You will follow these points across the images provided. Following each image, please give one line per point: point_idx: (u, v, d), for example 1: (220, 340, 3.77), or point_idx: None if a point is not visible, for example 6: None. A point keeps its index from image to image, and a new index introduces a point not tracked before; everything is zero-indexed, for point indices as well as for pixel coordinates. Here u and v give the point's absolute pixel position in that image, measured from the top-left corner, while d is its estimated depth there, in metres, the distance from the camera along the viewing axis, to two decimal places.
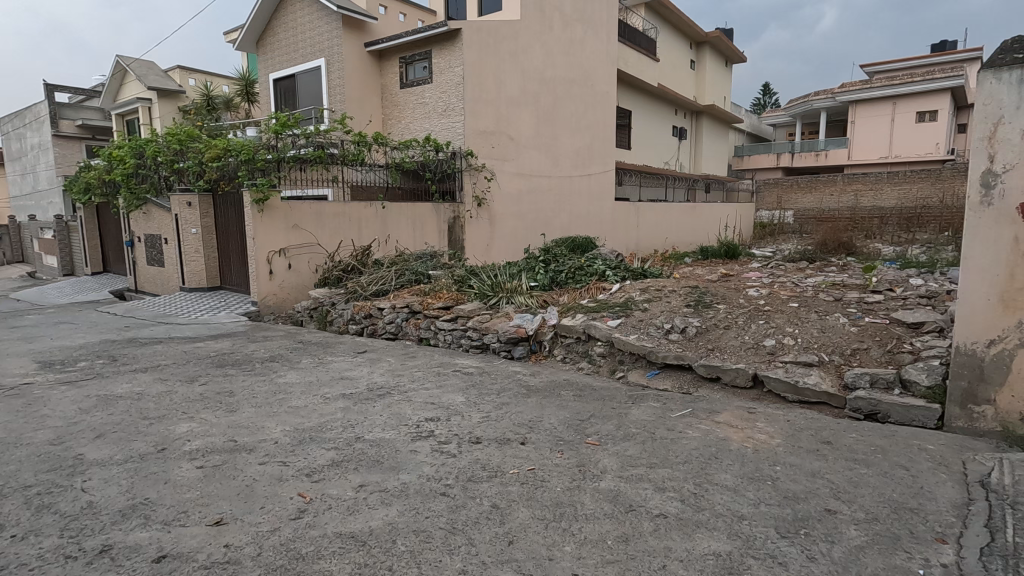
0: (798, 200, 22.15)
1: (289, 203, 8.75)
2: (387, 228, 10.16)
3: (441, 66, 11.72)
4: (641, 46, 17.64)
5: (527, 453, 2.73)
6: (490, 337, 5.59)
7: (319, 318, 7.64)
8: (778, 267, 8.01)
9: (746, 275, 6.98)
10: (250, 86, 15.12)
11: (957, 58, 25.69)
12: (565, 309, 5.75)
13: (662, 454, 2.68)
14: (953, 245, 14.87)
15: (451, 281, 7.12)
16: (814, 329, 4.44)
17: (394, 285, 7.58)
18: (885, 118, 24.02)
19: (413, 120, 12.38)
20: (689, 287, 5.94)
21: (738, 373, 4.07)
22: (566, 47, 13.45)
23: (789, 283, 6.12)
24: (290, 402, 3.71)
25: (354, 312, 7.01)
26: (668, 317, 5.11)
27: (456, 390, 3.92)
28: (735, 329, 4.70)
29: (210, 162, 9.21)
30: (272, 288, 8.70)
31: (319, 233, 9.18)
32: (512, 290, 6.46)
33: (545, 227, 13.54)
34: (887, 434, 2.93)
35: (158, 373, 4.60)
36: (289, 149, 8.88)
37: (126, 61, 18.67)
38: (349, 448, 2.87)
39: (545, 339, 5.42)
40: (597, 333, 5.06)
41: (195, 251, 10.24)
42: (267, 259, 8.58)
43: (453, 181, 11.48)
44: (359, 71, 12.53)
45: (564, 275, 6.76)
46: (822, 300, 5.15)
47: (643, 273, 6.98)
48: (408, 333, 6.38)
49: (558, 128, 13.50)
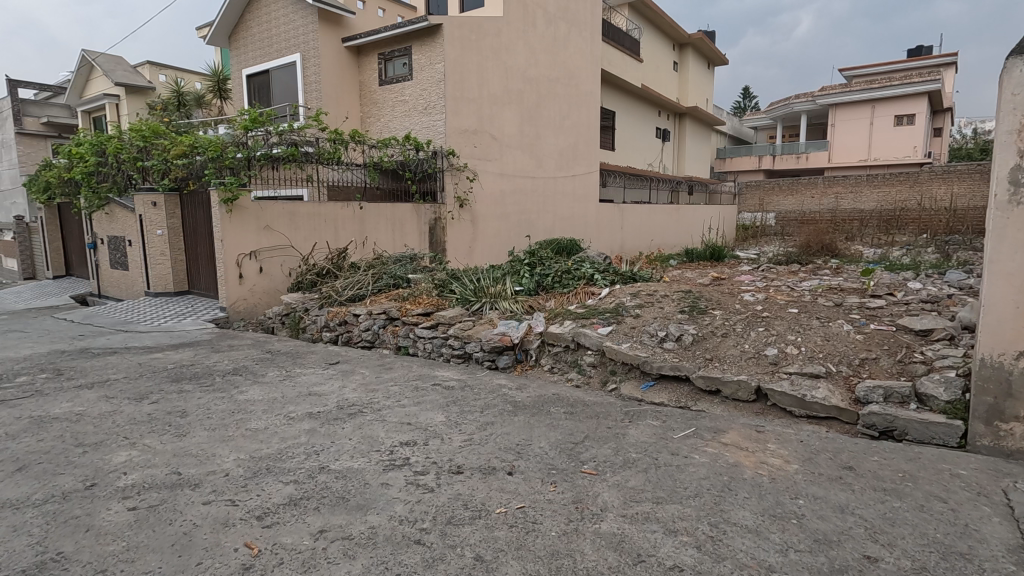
0: (779, 202, 22.22)
1: (260, 203, 8.30)
2: (365, 230, 9.75)
3: (421, 62, 11.34)
4: (625, 46, 17.47)
5: (515, 487, 2.39)
6: (472, 346, 5.22)
7: (292, 324, 7.22)
8: (769, 269, 7.79)
9: (738, 279, 6.76)
10: (223, 82, 14.57)
11: (933, 63, 26.11)
12: (552, 316, 5.44)
13: (669, 485, 2.36)
14: (933, 247, 14.94)
15: (432, 286, 6.76)
16: (818, 337, 4.19)
17: (371, 289, 7.19)
18: (864, 121, 24.24)
19: (393, 118, 11.97)
20: (682, 292, 5.66)
21: (740, 386, 3.81)
22: (549, 45, 13.17)
23: (784, 287, 5.89)
24: (249, 423, 3.32)
25: (329, 318, 6.62)
26: (661, 324, 4.82)
27: (436, 407, 3.57)
28: (733, 338, 4.43)
29: (176, 159, 8.70)
30: (243, 293, 8.24)
31: (293, 235, 8.73)
32: (495, 295, 6.13)
33: (529, 228, 13.23)
34: (912, 457, 2.65)
35: (106, 390, 4.15)
36: (260, 146, 8.43)
37: (92, 55, 18.02)
38: (311, 482, 2.50)
39: (532, 347, 5.07)
40: (587, 341, 4.76)
41: (162, 255, 9.72)
42: (237, 262, 8.13)
43: (434, 181, 11.07)
44: (337, 67, 12.08)
45: (550, 278, 6.45)
46: (821, 305, 4.91)
47: (632, 277, 6.70)
48: (385, 341, 6.02)
49: (542, 128, 13.22)
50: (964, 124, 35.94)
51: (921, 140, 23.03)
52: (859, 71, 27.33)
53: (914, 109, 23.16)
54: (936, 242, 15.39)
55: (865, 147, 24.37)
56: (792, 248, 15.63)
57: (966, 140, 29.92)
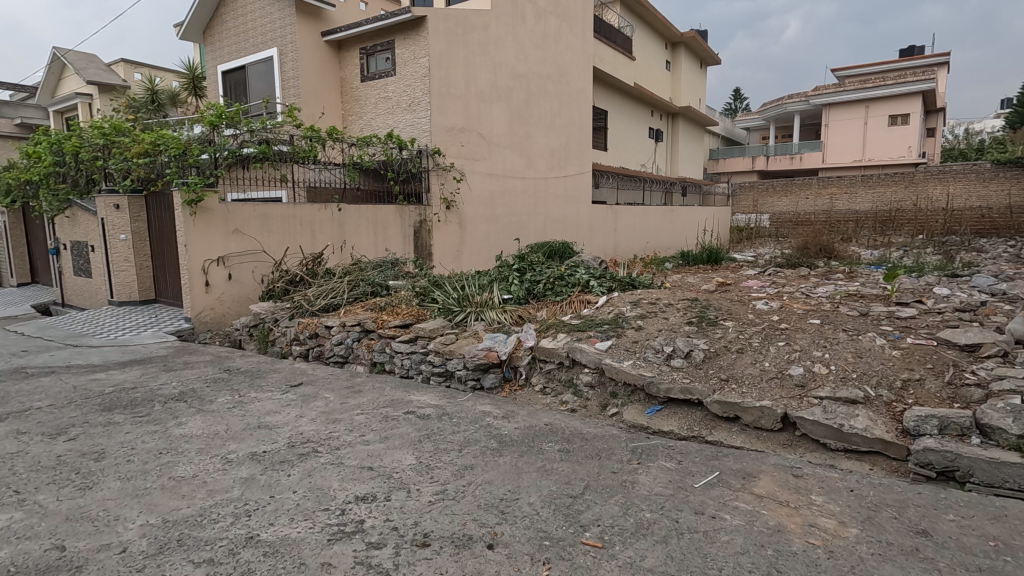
0: (773, 203, 21.86)
1: (228, 204, 7.69)
2: (344, 234, 9.13)
3: (405, 57, 10.76)
4: (618, 44, 16.98)
5: (497, 570, 1.82)
6: (454, 363, 4.61)
7: (260, 337, 6.61)
8: (778, 273, 7.26)
9: (746, 284, 6.24)
10: (199, 80, 13.93)
11: (926, 62, 25.91)
12: (544, 328, 4.87)
13: (697, 566, 1.80)
14: (933, 249, 14.58)
15: (413, 294, 6.18)
16: (849, 353, 3.66)
17: (347, 298, 6.58)
18: (858, 121, 23.94)
19: (376, 115, 11.36)
20: (688, 300, 5.11)
21: (763, 413, 3.28)
22: (539, 40, 12.65)
23: (799, 293, 5.36)
24: (174, 470, 2.71)
25: (299, 330, 6.03)
26: (668, 337, 4.27)
27: (406, 444, 2.99)
28: (749, 354, 3.89)
29: (138, 157, 8.05)
30: (209, 303, 7.62)
31: (265, 239, 8.11)
32: (482, 304, 5.56)
33: (519, 231, 12.69)
34: (998, 516, 2.12)
35: (21, 423, 3.53)
36: (229, 143, 7.82)
37: (62, 53, 17.40)
38: (231, 564, 1.92)
39: (522, 365, 4.51)
40: (584, 358, 4.20)
41: (126, 261, 9.05)
42: (203, 268, 7.50)
43: (419, 182, 10.47)
44: (316, 62, 11.47)
45: (542, 285, 5.89)
46: (846, 315, 4.38)
47: (631, 283, 6.15)
48: (360, 357, 5.44)
49: (532, 126, 12.70)
50: (954, 124, 35.93)
51: (915, 140, 22.76)
52: (851, 71, 27.07)
53: (909, 108, 22.89)
54: (934, 243, 15.04)
55: (859, 148, 24.09)
56: (788, 250, 15.24)
57: (958, 140, 29.79)
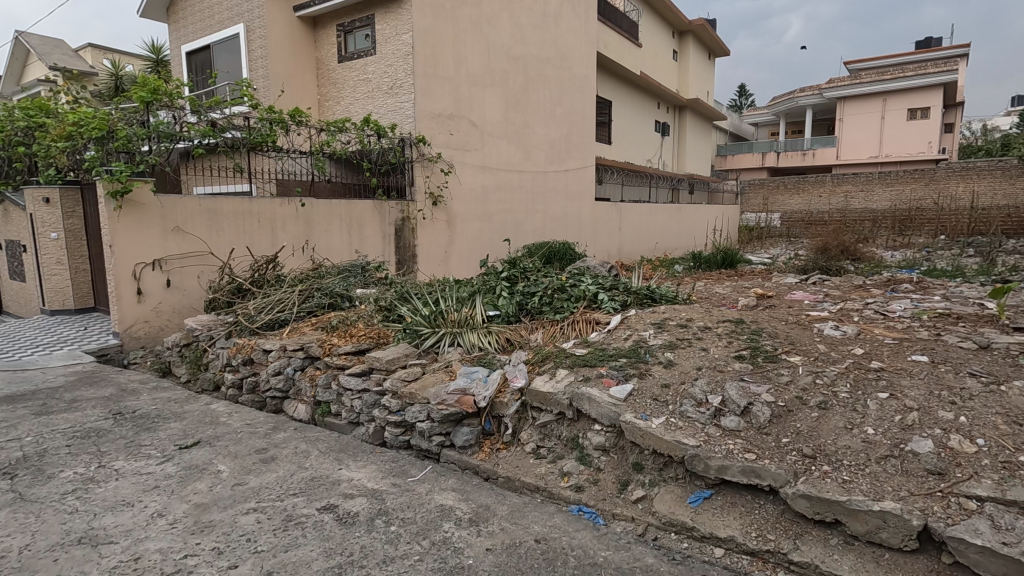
0: (785, 201, 20.52)
1: (164, 197, 6.42)
2: (310, 233, 7.87)
3: (385, 34, 9.38)
4: (622, 29, 15.74)
5: None
6: (415, 413, 3.36)
7: (192, 359, 5.38)
8: (825, 282, 5.99)
9: (792, 297, 5.01)
10: (163, 63, 12.52)
11: (947, 53, 24.64)
12: (539, 361, 3.65)
13: None
14: (963, 250, 13.36)
15: (375, 310, 4.94)
16: (997, 418, 2.42)
17: (297, 312, 5.35)
18: (875, 116, 22.65)
19: (355, 100, 10.07)
20: (731, 322, 3.85)
21: (884, 523, 2.06)
22: (538, 20, 11.42)
23: (871, 312, 4.13)
24: None
25: (232, 355, 4.81)
26: (712, 382, 3.02)
27: None
28: (839, 411, 2.64)
29: (59, 141, 6.76)
30: (142, 315, 6.39)
31: (213, 239, 6.84)
32: (460, 322, 4.32)
33: (515, 231, 11.45)
34: None
35: None
36: (164, 125, 6.46)
37: (28, 39, 16.25)
38: None
39: (506, 415, 3.28)
40: (594, 411, 2.99)
41: (59, 264, 7.82)
42: (134, 274, 6.27)
43: (402, 175, 9.15)
44: (289, 42, 10.21)
45: (537, 299, 4.64)
46: (959, 348, 3.16)
47: (650, 296, 4.89)
48: (302, 391, 4.23)
49: (530, 114, 11.49)
50: (966, 119, 35.00)
51: (935, 135, 21.58)
52: (866, 63, 25.76)
53: (929, 101, 21.63)
54: (962, 243, 13.89)
55: (876, 144, 22.83)
56: (804, 252, 14.03)
57: (975, 137, 28.61)
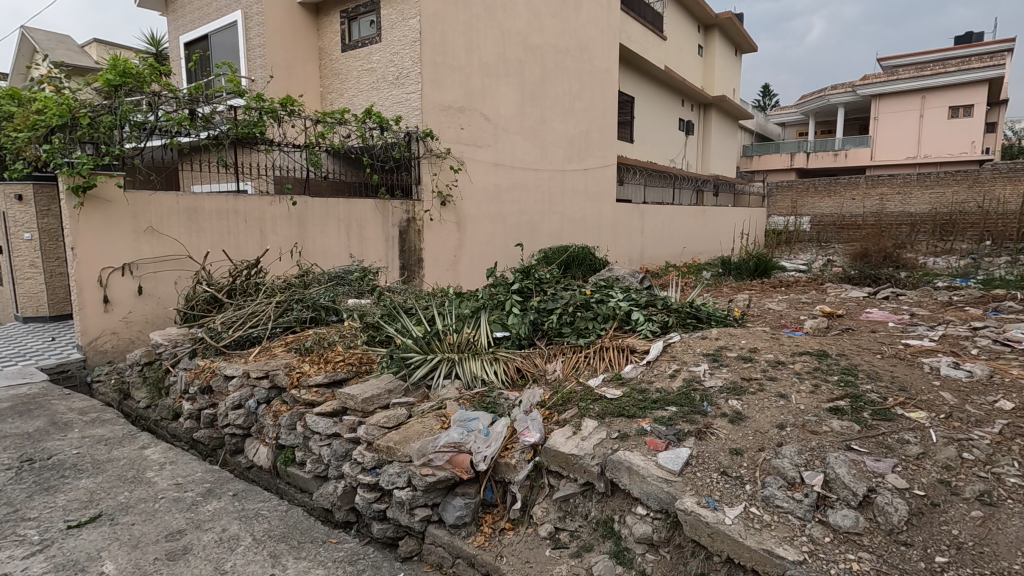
0: (815, 204, 18.92)
1: (136, 193, 5.66)
2: (302, 235, 7.09)
3: (391, 19, 8.56)
4: (647, 20, 14.80)
5: None
6: (392, 476, 2.48)
7: (151, 381, 4.59)
8: (900, 296, 5.02)
9: (869, 317, 4.08)
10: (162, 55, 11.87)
11: (990, 48, 23.20)
12: (560, 404, 2.79)
13: None
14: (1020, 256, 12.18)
15: (361, 328, 4.11)
16: None
17: (272, 329, 4.55)
18: (913, 114, 21.32)
19: (358, 91, 9.30)
20: (811, 355, 2.96)
21: None
22: (558, 6, 10.55)
23: (989, 342, 3.20)
24: None
25: (190, 380, 4.01)
26: (808, 449, 2.13)
27: None
28: (1017, 512, 1.77)
29: (21, 130, 6.02)
30: (109, 326, 5.66)
31: (192, 240, 6.09)
32: (461, 347, 3.49)
33: (530, 234, 10.57)
34: None
35: None
36: (136, 112, 5.68)
37: (32, 33, 15.76)
38: None
39: (514, 483, 2.41)
40: (639, 488, 2.12)
41: (32, 267, 7.15)
42: (99, 280, 5.52)
43: (408, 172, 8.33)
44: (289, 30, 9.46)
45: (556, 318, 3.77)
46: None
47: (693, 316, 4.01)
48: (264, 430, 3.40)
49: (547, 108, 10.64)
50: (1007, 121, 33.25)
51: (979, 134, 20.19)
52: (902, 60, 24.44)
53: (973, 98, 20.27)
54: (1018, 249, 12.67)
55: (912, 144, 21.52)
56: (841, 259, 12.90)
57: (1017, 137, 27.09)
